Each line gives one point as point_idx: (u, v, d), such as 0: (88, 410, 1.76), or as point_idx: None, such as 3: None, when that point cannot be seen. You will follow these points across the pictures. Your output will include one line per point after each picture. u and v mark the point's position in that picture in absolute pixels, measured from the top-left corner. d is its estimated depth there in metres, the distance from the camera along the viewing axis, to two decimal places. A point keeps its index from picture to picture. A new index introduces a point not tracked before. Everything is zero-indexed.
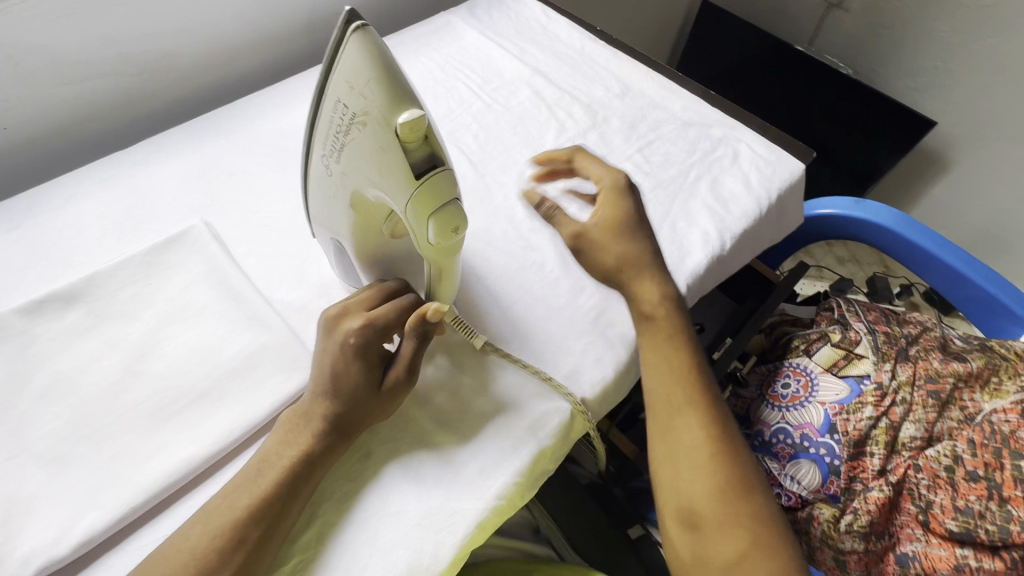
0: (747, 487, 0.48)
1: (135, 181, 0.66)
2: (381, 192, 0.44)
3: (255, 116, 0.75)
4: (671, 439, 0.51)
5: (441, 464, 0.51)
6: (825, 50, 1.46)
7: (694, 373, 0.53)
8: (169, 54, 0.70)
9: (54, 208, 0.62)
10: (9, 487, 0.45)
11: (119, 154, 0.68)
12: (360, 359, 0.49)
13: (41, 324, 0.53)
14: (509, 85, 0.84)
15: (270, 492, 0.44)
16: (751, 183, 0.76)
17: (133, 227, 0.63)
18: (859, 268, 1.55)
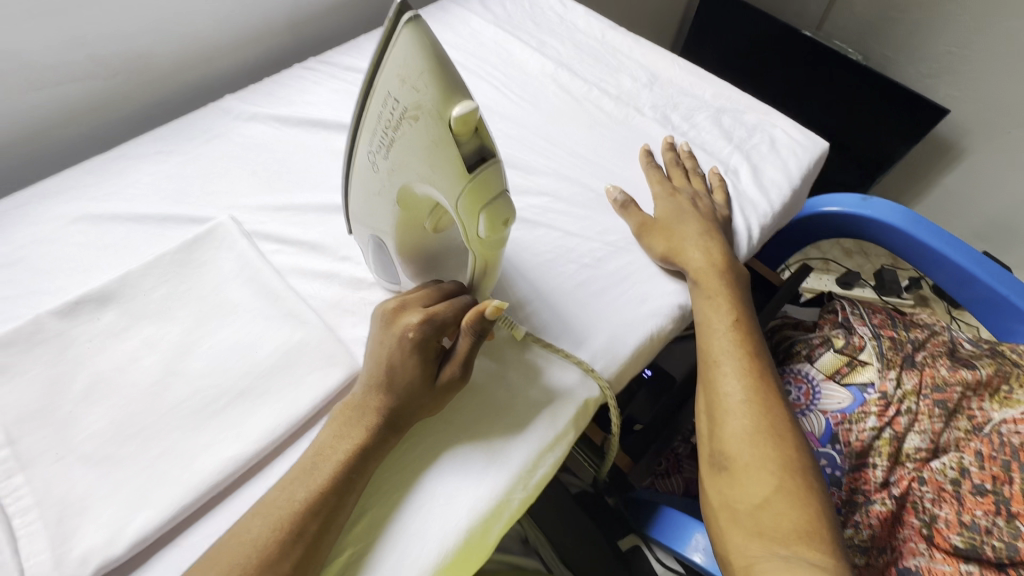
0: (778, 435, 0.50)
1: (121, 176, 0.62)
2: (428, 185, 0.42)
3: (269, 102, 0.70)
4: (710, 388, 0.54)
5: (480, 455, 0.49)
6: (834, 36, 1.40)
7: (734, 327, 0.56)
8: (145, 53, 0.68)
9: (39, 210, 0.58)
10: (60, 488, 0.44)
11: (133, 144, 0.65)
12: (419, 353, 0.47)
13: (79, 326, 0.51)
14: (533, 80, 0.79)
15: (327, 485, 0.43)
16: (791, 171, 0.72)
17: (159, 229, 0.59)
18: (867, 260, 1.51)
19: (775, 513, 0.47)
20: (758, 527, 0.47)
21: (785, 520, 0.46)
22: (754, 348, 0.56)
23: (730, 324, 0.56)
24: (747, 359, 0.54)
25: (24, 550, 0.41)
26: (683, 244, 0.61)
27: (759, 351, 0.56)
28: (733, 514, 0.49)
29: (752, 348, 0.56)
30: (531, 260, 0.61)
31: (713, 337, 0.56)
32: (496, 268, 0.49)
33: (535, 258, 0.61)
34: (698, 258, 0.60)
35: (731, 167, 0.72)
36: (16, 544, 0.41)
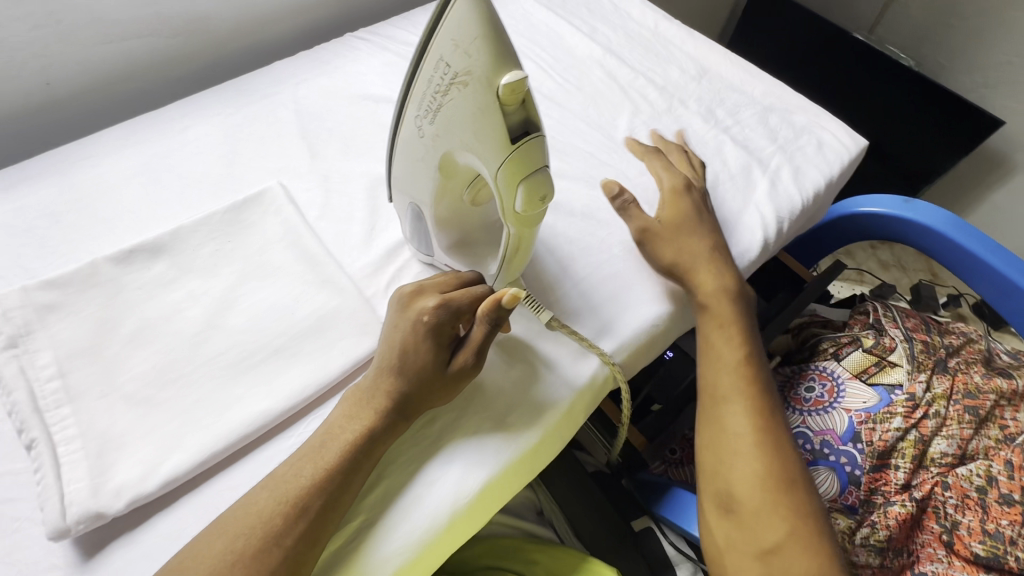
0: (789, 477, 0.49)
1: (169, 134, 0.63)
2: (469, 155, 0.43)
3: (314, 70, 0.71)
4: (717, 426, 0.52)
5: (486, 436, 0.48)
6: (886, 39, 1.36)
7: (744, 361, 0.54)
8: (204, 17, 0.70)
9: (94, 158, 0.61)
10: (100, 424, 0.44)
11: (189, 100, 0.67)
12: (433, 338, 0.46)
13: (131, 273, 0.51)
14: (579, 66, 0.75)
15: (334, 466, 0.42)
16: (832, 174, 0.68)
17: (212, 185, 0.60)
18: (904, 274, 1.47)
19: (787, 558, 0.46)
20: (766, 571, 0.46)
21: (798, 567, 0.45)
22: (762, 382, 0.54)
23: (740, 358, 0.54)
24: (755, 394, 0.52)
25: (65, 476, 0.41)
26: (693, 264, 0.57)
27: (766, 384, 0.54)
28: (740, 557, 0.47)
29: (762, 382, 0.54)
30: (565, 241, 0.60)
31: (722, 371, 0.54)
32: (524, 253, 0.49)
33: (566, 240, 0.61)
34: (711, 284, 0.56)
35: (771, 168, 0.67)
36: (59, 470, 0.41)
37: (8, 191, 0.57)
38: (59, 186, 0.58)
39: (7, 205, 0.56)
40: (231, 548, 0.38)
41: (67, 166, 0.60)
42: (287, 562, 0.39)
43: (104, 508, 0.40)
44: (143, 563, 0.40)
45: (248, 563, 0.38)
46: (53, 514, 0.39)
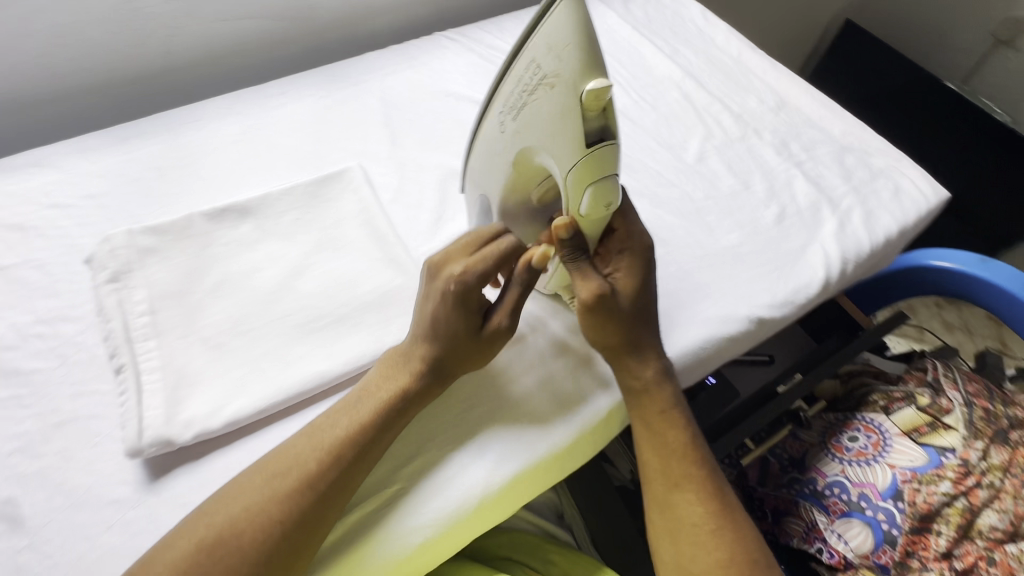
0: (751, 559, 0.45)
1: (268, 109, 0.69)
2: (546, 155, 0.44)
3: (404, 64, 0.76)
4: (670, 514, 0.47)
5: (513, 439, 0.49)
6: (981, 92, 1.29)
7: (690, 442, 0.49)
8: (312, 6, 0.76)
9: (201, 123, 0.66)
10: (178, 360, 0.48)
11: (289, 79, 0.72)
12: (461, 304, 0.47)
13: (221, 230, 0.56)
14: (657, 85, 0.76)
15: (368, 421, 0.44)
16: (907, 222, 0.66)
17: (300, 160, 0.65)
18: (969, 339, 1.38)
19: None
20: None
21: None
22: (711, 458, 0.49)
23: (685, 439, 0.49)
24: (704, 473, 0.48)
25: (145, 402, 0.45)
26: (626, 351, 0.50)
27: (709, 458, 0.49)
28: None
29: (710, 460, 0.49)
30: None
31: (669, 455, 0.48)
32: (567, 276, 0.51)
33: None
34: (650, 372, 0.50)
35: (842, 208, 0.65)
36: (140, 395, 0.46)
37: (125, 144, 0.64)
38: (169, 144, 0.64)
39: (124, 156, 0.63)
40: (269, 486, 0.41)
41: (177, 127, 0.66)
42: (316, 503, 0.41)
43: (174, 436, 0.44)
44: (200, 492, 0.44)
45: (280, 499, 0.41)
46: (131, 434, 0.44)
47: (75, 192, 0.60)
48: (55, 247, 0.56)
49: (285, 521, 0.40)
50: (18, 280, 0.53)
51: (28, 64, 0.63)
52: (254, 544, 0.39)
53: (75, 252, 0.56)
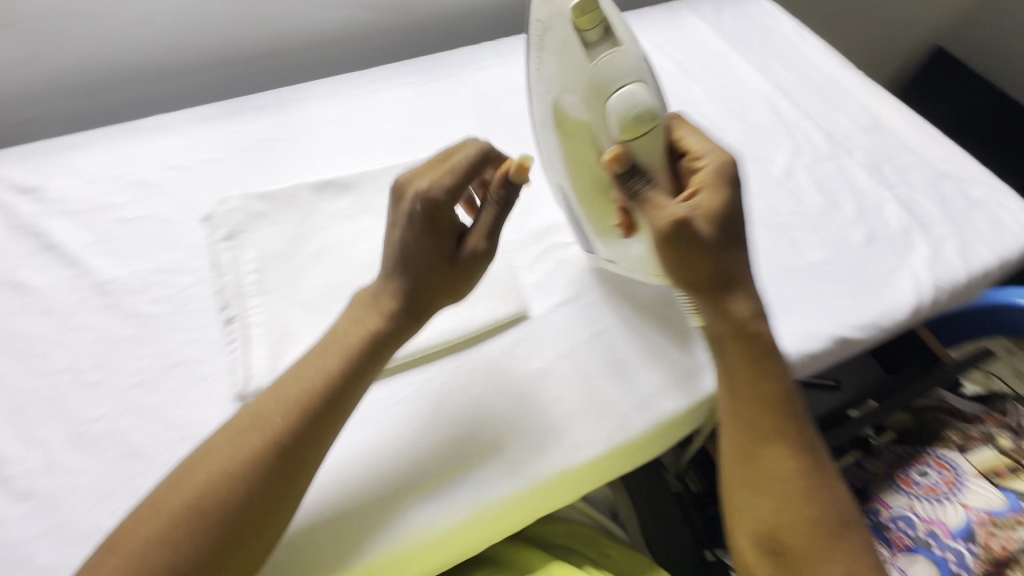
0: (840, 518, 0.45)
1: (369, 93, 0.72)
2: (562, 99, 0.47)
3: (498, 59, 0.78)
4: (756, 468, 0.46)
5: (588, 427, 0.50)
6: None
7: (784, 396, 0.47)
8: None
9: (307, 102, 0.70)
10: (281, 318, 0.52)
11: (388, 66, 0.76)
12: (429, 224, 0.45)
13: (323, 202, 0.60)
14: (746, 97, 0.76)
15: (336, 373, 0.44)
16: (1004, 256, 0.63)
17: (396, 144, 0.68)
18: None
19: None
20: None
21: None
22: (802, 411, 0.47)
23: (780, 390, 0.47)
24: (797, 430, 0.46)
25: (251, 352, 0.49)
26: (712, 294, 0.47)
27: (802, 414, 0.47)
28: None
29: (801, 412, 0.47)
30: None
31: (762, 406, 0.46)
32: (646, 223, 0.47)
33: None
34: (742, 312, 0.47)
35: (935, 235, 0.64)
36: (249, 346, 0.50)
37: (238, 116, 0.69)
38: (278, 119, 0.68)
39: (236, 127, 0.67)
40: (234, 445, 0.41)
41: (285, 105, 0.70)
42: (276, 463, 0.41)
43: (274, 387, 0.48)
44: None
45: (242, 459, 0.41)
46: (240, 380, 0.48)
47: (192, 156, 0.64)
48: (174, 205, 0.61)
49: (251, 479, 0.40)
50: (140, 231, 0.58)
51: (159, 35, 0.68)
52: (220, 507, 0.39)
53: (190, 210, 0.60)
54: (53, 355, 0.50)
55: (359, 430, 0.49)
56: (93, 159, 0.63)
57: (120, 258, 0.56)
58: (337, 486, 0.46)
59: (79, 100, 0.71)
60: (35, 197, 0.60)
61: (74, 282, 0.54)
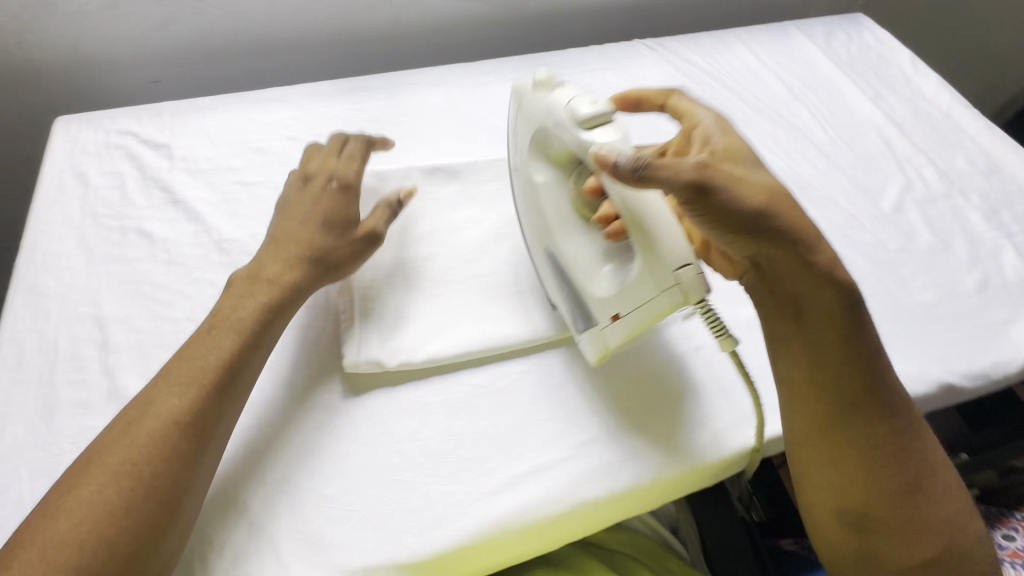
0: (930, 476, 0.44)
1: (477, 86, 0.73)
2: (536, 132, 0.49)
3: (604, 65, 0.78)
4: (839, 440, 0.44)
5: (649, 444, 0.48)
6: None
7: (867, 356, 0.45)
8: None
9: (417, 88, 0.72)
10: (390, 296, 0.54)
11: (496, 61, 0.77)
12: (339, 201, 0.52)
13: (432, 186, 0.61)
14: (855, 125, 0.74)
15: (247, 323, 0.45)
16: None
17: (501, 138, 0.69)
18: None
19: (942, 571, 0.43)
20: None
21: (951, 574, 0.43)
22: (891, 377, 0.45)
23: (862, 350, 0.45)
24: (883, 392, 0.45)
25: (362, 326, 0.51)
26: (779, 243, 0.44)
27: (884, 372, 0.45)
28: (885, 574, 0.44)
29: (890, 378, 0.45)
30: None
31: (850, 377, 0.44)
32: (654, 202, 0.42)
33: None
34: (823, 257, 0.45)
35: None
36: (360, 320, 0.52)
37: (351, 95, 0.71)
38: (390, 103, 0.70)
39: (349, 106, 0.69)
40: (131, 436, 0.39)
41: (396, 89, 0.72)
42: (188, 442, 0.40)
43: (382, 361, 0.50)
44: (394, 418, 0.48)
45: (150, 444, 0.39)
46: (350, 350, 0.50)
47: (308, 130, 0.67)
48: (290, 174, 0.63)
49: (155, 459, 0.38)
50: (257, 196, 0.61)
51: (285, 11, 0.71)
52: (128, 493, 0.37)
53: None
54: (174, 304, 0.53)
55: (459, 414, 0.49)
56: (216, 123, 0.66)
57: (239, 219, 0.59)
58: (436, 462, 0.46)
59: (204, 65, 0.74)
60: (165, 153, 0.63)
61: (197, 238, 0.57)
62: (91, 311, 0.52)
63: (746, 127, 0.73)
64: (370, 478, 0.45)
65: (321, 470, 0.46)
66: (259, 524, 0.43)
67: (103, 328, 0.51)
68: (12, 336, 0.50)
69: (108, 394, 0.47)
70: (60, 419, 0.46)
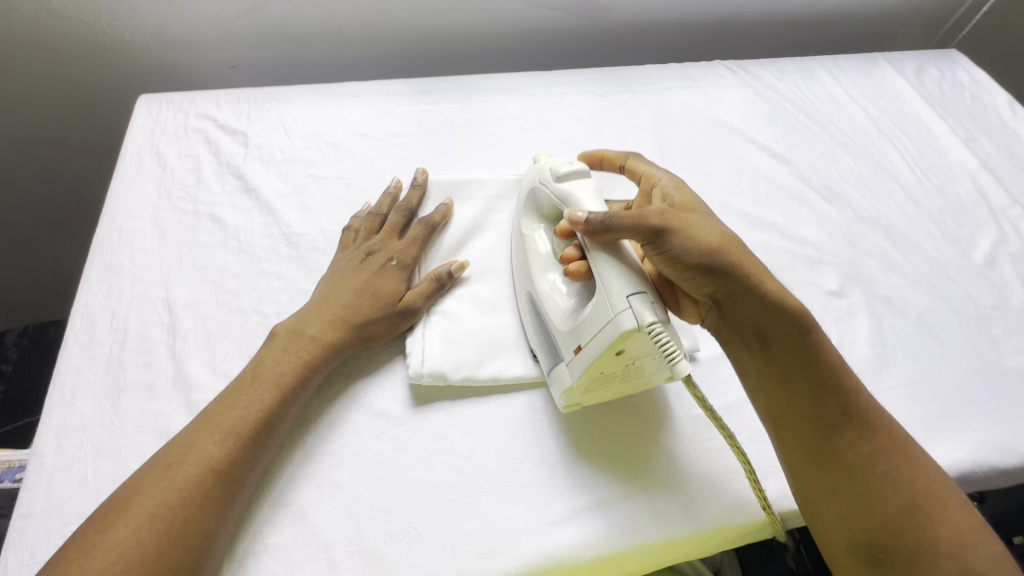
0: (937, 497, 0.39)
1: (552, 97, 0.72)
2: (527, 191, 0.53)
3: (682, 85, 0.75)
4: (828, 461, 0.41)
5: (672, 496, 0.45)
6: None
7: (838, 372, 0.42)
8: (611, 8, 0.77)
9: (492, 94, 0.71)
10: (457, 307, 0.53)
11: (572, 73, 0.75)
12: (396, 278, 0.52)
13: (503, 196, 0.60)
14: (945, 168, 0.70)
15: (286, 381, 0.45)
16: None
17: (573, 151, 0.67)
18: None
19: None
20: None
21: None
22: (860, 389, 0.43)
23: (832, 360, 0.42)
24: (862, 409, 0.41)
25: (426, 336, 0.50)
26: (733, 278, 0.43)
27: (862, 392, 0.42)
28: None
29: (861, 395, 0.42)
30: (893, 339, 0.56)
31: (819, 392, 0.42)
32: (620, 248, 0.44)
33: (891, 336, 0.56)
34: (776, 287, 0.43)
35: None
36: (424, 329, 0.51)
37: (426, 95, 0.70)
38: (464, 107, 0.69)
39: (423, 107, 0.69)
40: (168, 478, 0.39)
41: (470, 92, 0.71)
42: (222, 486, 0.40)
43: (445, 375, 0.49)
44: (457, 434, 0.47)
45: (183, 489, 0.39)
46: (416, 359, 0.49)
47: (380, 128, 0.66)
48: (361, 171, 0.63)
49: (187, 506, 0.38)
50: (328, 191, 0.60)
51: (367, 6, 0.71)
52: (160, 538, 0.37)
53: (375, 180, 0.62)
54: (242, 295, 0.52)
55: (521, 437, 0.47)
56: (292, 114, 0.66)
57: (309, 214, 0.58)
58: (493, 486, 0.45)
59: (282, 54, 0.75)
60: (240, 140, 0.63)
61: (268, 229, 0.57)
62: (162, 294, 0.52)
63: (828, 162, 0.70)
64: (422, 496, 0.44)
65: (380, 480, 0.45)
66: (315, 531, 0.42)
67: (172, 312, 0.51)
68: (85, 312, 0.50)
69: (173, 380, 0.47)
70: (126, 400, 0.46)
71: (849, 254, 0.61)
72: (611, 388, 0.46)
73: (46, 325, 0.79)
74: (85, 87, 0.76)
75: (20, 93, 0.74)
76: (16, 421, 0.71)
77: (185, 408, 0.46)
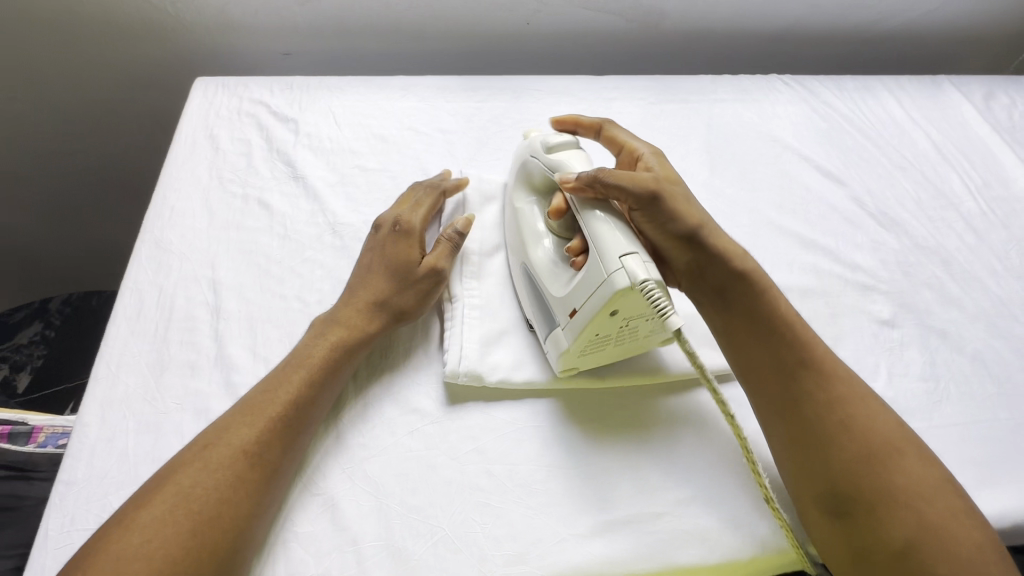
0: (895, 446, 0.40)
1: (601, 101, 0.71)
2: (520, 164, 0.53)
3: (735, 97, 0.73)
4: (793, 413, 0.42)
5: (702, 519, 0.44)
6: None
7: (794, 326, 0.44)
8: (668, 16, 0.76)
9: (541, 96, 0.70)
10: (492, 306, 0.52)
11: (624, 79, 0.74)
12: (407, 244, 0.51)
13: None
14: (1010, 200, 0.67)
15: (317, 362, 0.45)
16: None
17: None
18: None
19: (932, 559, 0.35)
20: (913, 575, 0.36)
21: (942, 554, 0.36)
22: (818, 343, 0.44)
23: (785, 312, 0.45)
24: (817, 359, 0.43)
25: (462, 334, 0.50)
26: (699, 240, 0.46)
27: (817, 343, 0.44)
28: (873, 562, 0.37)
29: (818, 347, 0.44)
30: (947, 375, 0.53)
31: (777, 345, 0.44)
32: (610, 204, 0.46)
33: (946, 371, 0.53)
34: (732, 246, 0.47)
35: None
36: (460, 326, 0.50)
37: (475, 93, 0.70)
38: (513, 107, 0.69)
39: (472, 105, 0.68)
40: (203, 459, 0.39)
41: (520, 92, 0.70)
42: (256, 469, 0.40)
43: (483, 375, 0.48)
44: (490, 437, 0.47)
45: (217, 469, 0.39)
46: (452, 358, 0.48)
47: (429, 123, 0.66)
48: (407, 165, 0.63)
49: (221, 486, 0.38)
50: (374, 182, 0.61)
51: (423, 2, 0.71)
52: (194, 518, 0.37)
53: (421, 174, 0.62)
54: (285, 281, 0.53)
55: (552, 446, 0.47)
56: (343, 104, 0.67)
57: (354, 204, 0.59)
58: (522, 493, 0.44)
59: (335, 44, 0.75)
60: (291, 127, 0.64)
61: (314, 217, 0.57)
62: (208, 274, 0.53)
63: (885, 186, 0.67)
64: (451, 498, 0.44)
65: (411, 478, 0.44)
66: (344, 523, 0.42)
67: (216, 293, 0.52)
68: (135, 287, 0.51)
69: (215, 360, 0.48)
70: (169, 377, 0.47)
71: (903, 283, 0.59)
72: (603, 352, 0.46)
73: (90, 294, 0.81)
74: (143, 67, 0.78)
75: (84, 69, 0.77)
76: (56, 385, 0.71)
77: (224, 389, 0.46)
